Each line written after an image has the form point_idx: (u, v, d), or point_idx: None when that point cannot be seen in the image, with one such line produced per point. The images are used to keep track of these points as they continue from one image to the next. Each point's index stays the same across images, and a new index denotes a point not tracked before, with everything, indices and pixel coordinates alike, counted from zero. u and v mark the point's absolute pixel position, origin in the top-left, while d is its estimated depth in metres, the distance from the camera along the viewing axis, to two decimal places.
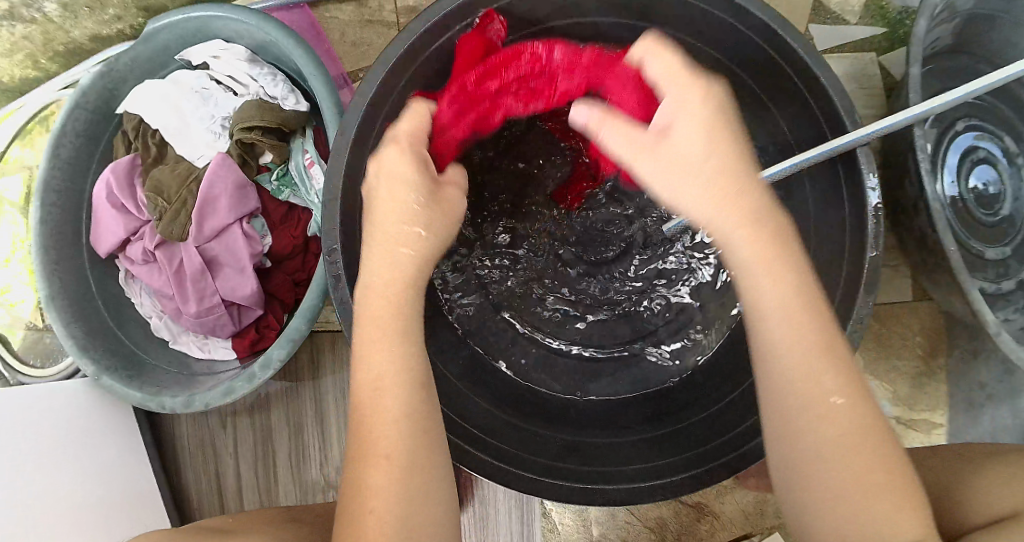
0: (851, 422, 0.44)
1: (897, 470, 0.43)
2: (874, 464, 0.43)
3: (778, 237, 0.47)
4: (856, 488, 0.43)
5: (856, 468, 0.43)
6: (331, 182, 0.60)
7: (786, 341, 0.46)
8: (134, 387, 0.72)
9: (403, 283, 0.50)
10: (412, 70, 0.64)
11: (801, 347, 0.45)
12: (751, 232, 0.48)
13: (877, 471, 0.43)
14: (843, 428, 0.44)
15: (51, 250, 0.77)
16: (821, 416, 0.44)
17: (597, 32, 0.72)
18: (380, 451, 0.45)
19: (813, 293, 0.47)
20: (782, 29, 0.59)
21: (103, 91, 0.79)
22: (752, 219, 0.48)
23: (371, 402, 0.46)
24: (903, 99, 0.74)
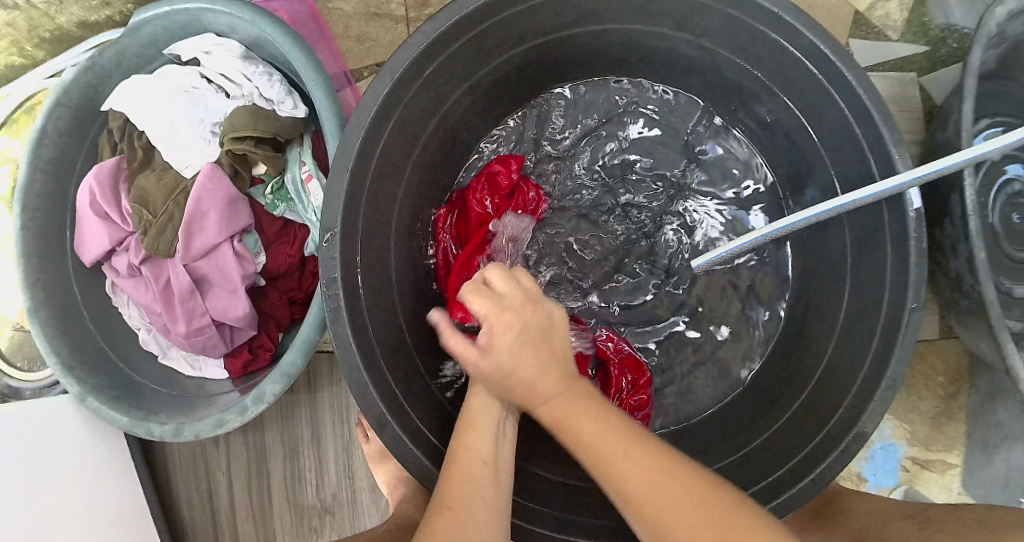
0: (594, 426, 0.44)
1: (677, 469, 0.41)
2: (684, 489, 0.40)
3: (581, 390, 0.47)
4: (678, 505, 0.39)
5: (681, 508, 0.39)
6: (332, 206, 0.55)
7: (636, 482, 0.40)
8: (121, 411, 0.69)
9: (489, 386, 0.52)
10: (422, 80, 0.59)
11: (586, 424, 0.44)
12: (552, 383, 0.47)
13: (706, 510, 0.39)
14: (640, 488, 0.40)
15: (33, 258, 0.72)
16: (654, 496, 0.40)
17: (628, 39, 0.67)
18: (449, 500, 0.43)
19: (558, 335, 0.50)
20: (834, 53, 0.54)
21: (87, 87, 0.73)
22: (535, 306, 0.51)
23: (461, 468, 0.46)
24: (946, 128, 0.69)
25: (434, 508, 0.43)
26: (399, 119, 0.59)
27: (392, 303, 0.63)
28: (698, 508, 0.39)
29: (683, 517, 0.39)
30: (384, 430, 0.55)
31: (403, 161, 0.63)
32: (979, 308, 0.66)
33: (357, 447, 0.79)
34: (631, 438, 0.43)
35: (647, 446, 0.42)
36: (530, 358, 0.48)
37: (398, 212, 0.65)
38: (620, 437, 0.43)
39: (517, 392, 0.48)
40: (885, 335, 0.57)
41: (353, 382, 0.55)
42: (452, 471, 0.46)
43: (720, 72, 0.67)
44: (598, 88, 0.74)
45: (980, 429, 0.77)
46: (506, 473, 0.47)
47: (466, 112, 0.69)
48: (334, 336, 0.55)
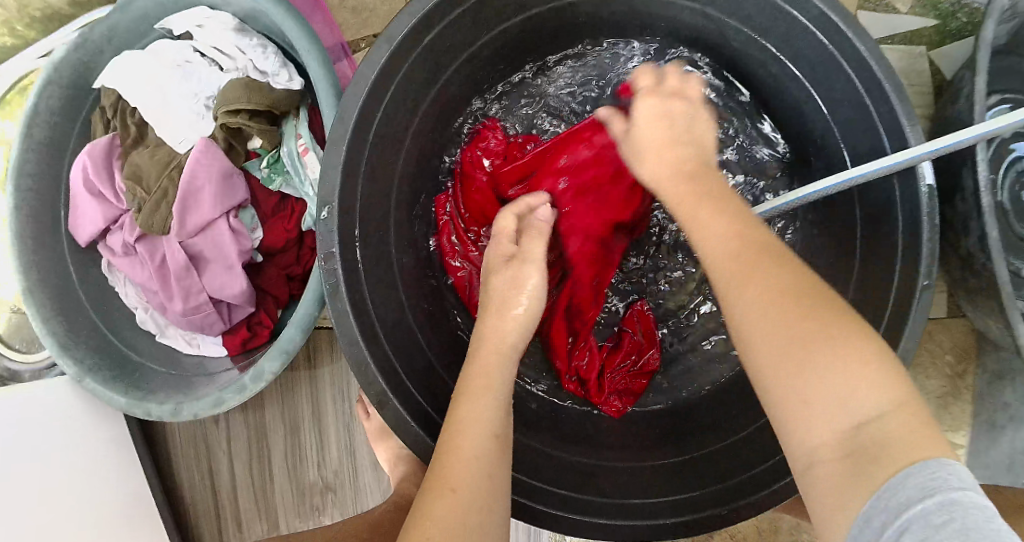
0: (729, 247, 0.44)
1: (825, 308, 0.40)
2: (796, 301, 0.40)
3: (716, 195, 0.49)
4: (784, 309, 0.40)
5: (814, 347, 0.38)
6: (329, 179, 0.54)
7: (752, 307, 0.41)
8: (119, 391, 0.68)
9: (510, 346, 0.52)
10: (420, 50, 0.57)
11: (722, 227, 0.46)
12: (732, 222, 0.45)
13: (828, 340, 0.39)
14: (750, 292, 0.41)
15: (28, 238, 0.71)
16: (787, 326, 0.39)
17: (631, 8, 0.65)
18: (450, 480, 0.43)
19: (709, 178, 0.51)
20: (844, 19, 0.52)
21: (79, 64, 0.72)
22: (701, 194, 0.50)
23: (463, 439, 0.45)
24: (957, 101, 0.68)
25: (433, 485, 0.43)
26: (397, 90, 0.58)
27: (392, 279, 0.62)
28: (845, 351, 0.38)
29: (802, 346, 0.39)
30: (385, 408, 0.55)
31: (401, 135, 0.61)
32: (988, 284, 0.65)
33: (359, 428, 0.79)
34: (775, 275, 0.41)
35: (803, 285, 0.41)
36: (707, 208, 0.48)
37: (397, 187, 0.63)
38: (755, 247, 0.43)
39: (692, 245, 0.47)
40: (895, 310, 0.56)
41: (353, 358, 0.54)
42: (453, 444, 0.45)
43: (726, 43, 0.66)
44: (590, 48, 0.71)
45: (987, 408, 0.77)
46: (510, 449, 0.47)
47: (466, 85, 0.67)
48: (333, 312, 0.54)
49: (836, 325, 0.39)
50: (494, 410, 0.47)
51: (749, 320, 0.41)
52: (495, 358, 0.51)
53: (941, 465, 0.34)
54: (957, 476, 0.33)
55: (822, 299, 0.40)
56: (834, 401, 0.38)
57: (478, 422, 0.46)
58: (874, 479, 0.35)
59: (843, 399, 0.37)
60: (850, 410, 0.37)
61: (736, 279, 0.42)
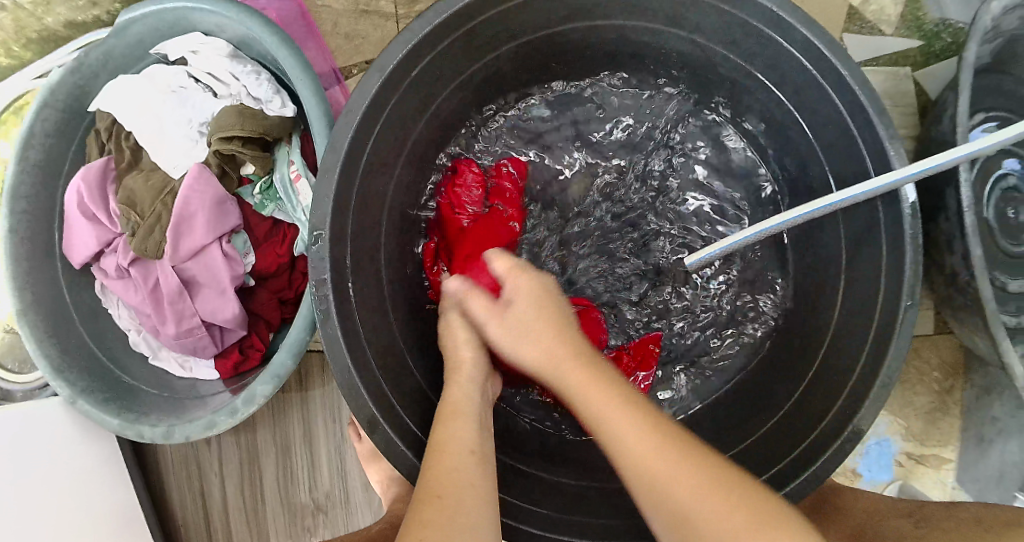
0: (616, 393, 0.46)
1: (682, 441, 0.42)
2: (672, 441, 0.42)
3: (575, 339, 0.53)
4: (659, 450, 0.42)
5: (698, 483, 0.40)
6: (321, 206, 0.55)
7: (636, 442, 0.42)
8: (112, 414, 0.68)
9: (469, 378, 0.55)
10: (411, 78, 0.58)
11: (571, 372, 0.49)
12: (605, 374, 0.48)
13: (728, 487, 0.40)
14: (634, 443, 0.42)
15: (22, 261, 0.72)
16: (657, 462, 0.41)
17: (620, 33, 0.66)
18: (435, 491, 0.44)
19: (572, 325, 0.54)
20: (827, 49, 0.54)
21: (74, 88, 0.73)
22: (555, 302, 0.56)
23: (446, 460, 0.46)
24: (941, 122, 0.69)
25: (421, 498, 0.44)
26: (388, 117, 0.59)
27: (384, 303, 0.63)
28: (712, 474, 0.40)
29: (675, 480, 0.40)
30: (376, 432, 0.55)
31: (393, 160, 0.62)
32: (973, 304, 0.66)
33: (351, 447, 0.79)
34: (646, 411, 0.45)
35: (663, 425, 0.44)
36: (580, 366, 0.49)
37: (389, 212, 0.64)
38: (655, 421, 0.44)
39: (541, 365, 0.52)
40: (879, 332, 0.57)
41: (344, 383, 0.54)
42: (436, 463, 0.46)
43: (713, 68, 0.67)
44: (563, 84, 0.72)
45: (974, 424, 0.77)
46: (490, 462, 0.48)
47: (458, 109, 0.68)
48: (324, 337, 0.55)
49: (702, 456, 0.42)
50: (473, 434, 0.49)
51: (633, 463, 0.42)
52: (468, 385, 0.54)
53: None
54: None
55: (684, 440, 0.43)
56: (709, 523, 0.38)
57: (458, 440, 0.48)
58: None
59: (713, 521, 0.38)
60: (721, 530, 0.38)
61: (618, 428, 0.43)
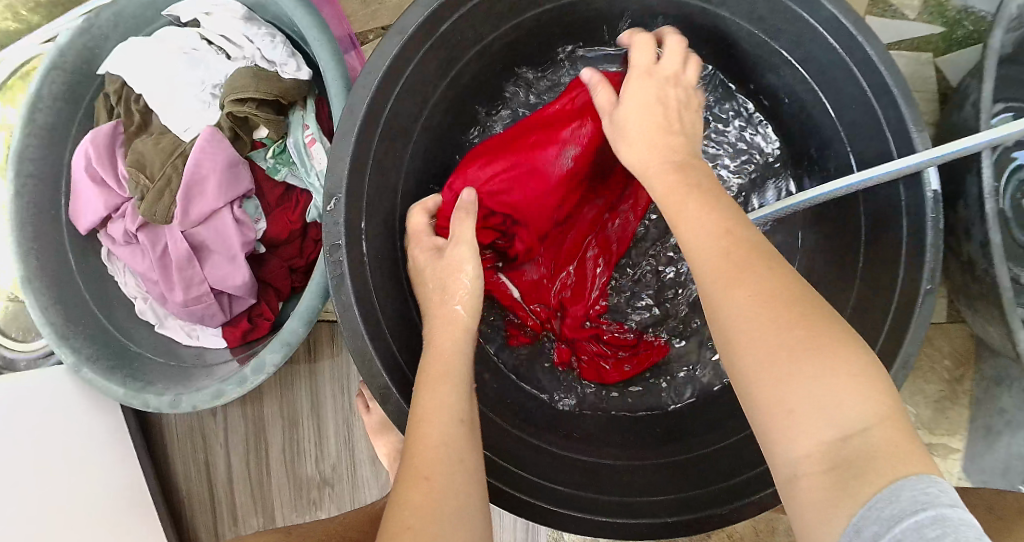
0: (720, 246, 0.39)
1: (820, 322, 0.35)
2: (781, 308, 0.36)
3: (707, 187, 0.45)
4: (762, 310, 0.36)
5: (798, 341, 0.35)
6: (337, 170, 0.54)
7: (746, 319, 0.36)
8: (117, 382, 0.67)
9: (463, 330, 0.52)
10: (431, 44, 0.57)
11: (711, 228, 0.41)
12: (705, 219, 0.42)
13: (821, 346, 0.34)
14: (739, 303, 0.37)
15: (28, 224, 0.70)
16: (757, 339, 0.36)
17: (642, 6, 0.65)
18: (423, 470, 0.41)
19: (700, 167, 0.48)
20: (857, 23, 0.52)
21: (83, 49, 0.71)
22: (661, 72, 0.55)
23: (433, 432, 0.43)
24: (962, 107, 0.68)
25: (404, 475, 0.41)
26: (407, 83, 0.57)
27: (397, 273, 0.62)
28: (845, 381, 0.33)
29: (789, 363, 0.34)
30: (388, 402, 0.54)
31: (409, 128, 0.61)
32: (990, 290, 0.65)
33: (358, 422, 0.78)
34: (755, 273, 0.37)
35: (772, 282, 0.37)
36: (695, 206, 0.43)
37: (403, 181, 0.63)
38: (745, 241, 0.39)
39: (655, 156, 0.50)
40: (899, 314, 0.56)
41: (357, 350, 0.54)
42: (421, 437, 0.43)
43: (736, 44, 0.66)
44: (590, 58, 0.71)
45: (984, 414, 0.77)
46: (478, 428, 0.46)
47: (475, 80, 0.67)
48: (337, 305, 0.54)
49: (818, 325, 0.35)
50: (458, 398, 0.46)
51: (734, 325, 0.37)
52: (454, 342, 0.51)
53: (929, 480, 0.31)
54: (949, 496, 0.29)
55: (805, 297, 0.37)
56: (815, 403, 0.33)
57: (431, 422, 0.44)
58: (860, 495, 0.31)
59: (823, 402, 0.33)
60: (834, 416, 0.33)
61: (721, 283, 0.38)
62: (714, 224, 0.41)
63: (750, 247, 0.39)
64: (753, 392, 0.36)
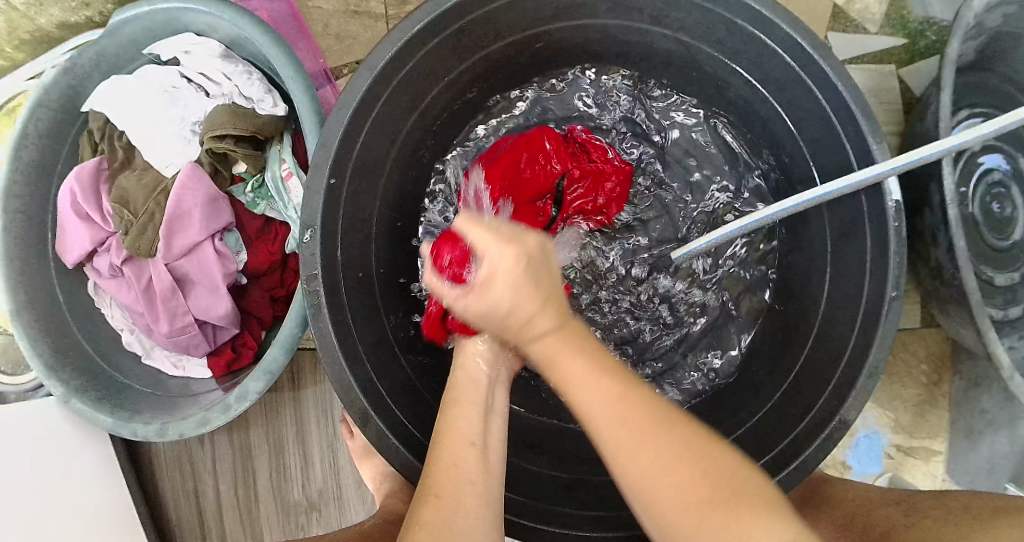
0: (618, 407, 0.41)
1: (628, 402, 0.41)
2: (706, 493, 0.38)
3: (598, 351, 0.44)
4: (586, 393, 0.42)
5: (633, 442, 0.40)
6: (312, 203, 0.55)
7: (675, 483, 0.38)
8: (105, 412, 0.69)
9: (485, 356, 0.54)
10: (400, 78, 0.59)
11: (544, 348, 0.45)
12: (598, 386, 0.42)
13: (720, 490, 0.38)
14: (595, 405, 0.41)
15: (15, 260, 0.72)
16: (665, 489, 0.39)
17: (607, 33, 0.67)
18: (435, 488, 0.44)
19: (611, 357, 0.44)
20: (809, 45, 0.54)
21: (67, 88, 0.73)
22: (526, 257, 0.46)
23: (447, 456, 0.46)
24: (925, 118, 0.70)
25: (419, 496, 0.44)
26: (378, 116, 0.59)
27: (375, 299, 0.63)
28: (690, 473, 0.39)
29: None
30: (368, 426, 0.55)
31: (382, 158, 0.63)
32: (959, 295, 0.66)
33: (344, 445, 0.79)
34: (669, 448, 0.39)
35: (639, 419, 0.40)
36: (582, 367, 0.43)
37: (379, 210, 0.65)
38: (641, 405, 0.41)
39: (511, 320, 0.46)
40: (866, 323, 0.57)
41: (335, 377, 0.55)
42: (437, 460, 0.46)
43: (699, 66, 0.68)
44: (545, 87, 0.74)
45: (963, 416, 0.78)
46: (496, 457, 0.47)
47: (447, 108, 0.69)
48: (315, 333, 0.55)
49: (744, 506, 0.38)
50: (478, 425, 0.48)
51: (665, 505, 0.38)
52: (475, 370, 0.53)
53: None
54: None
55: (698, 448, 0.40)
56: None
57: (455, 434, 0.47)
58: None
59: None
60: None
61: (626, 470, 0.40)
62: (619, 403, 0.41)
63: (644, 403, 0.41)
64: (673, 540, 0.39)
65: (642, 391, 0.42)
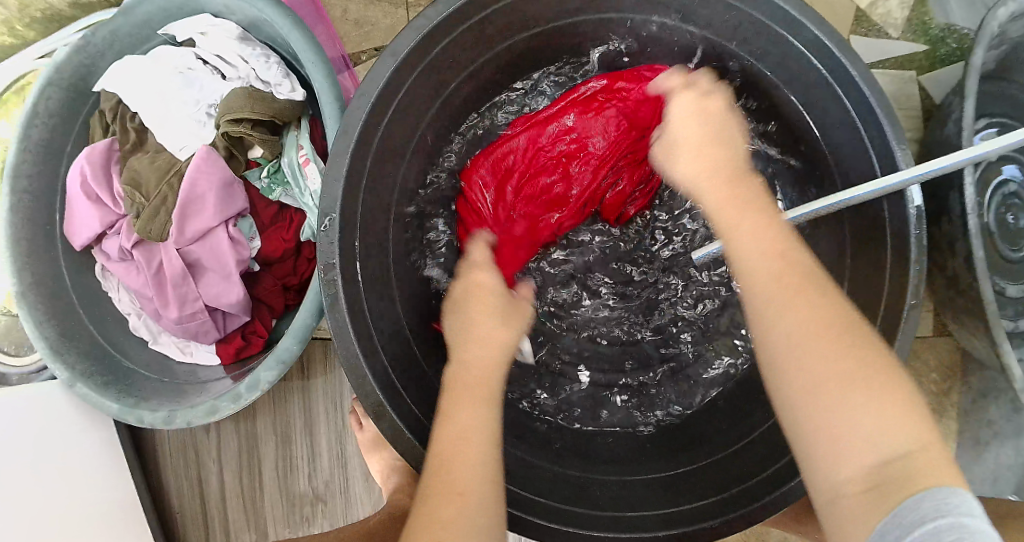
0: (770, 260, 0.48)
1: (837, 314, 0.45)
2: (846, 345, 0.43)
3: (755, 202, 0.54)
4: (787, 301, 0.46)
5: (824, 351, 0.43)
6: (331, 191, 0.54)
7: (814, 367, 0.43)
8: (111, 398, 0.68)
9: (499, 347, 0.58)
10: (423, 67, 0.58)
11: (716, 194, 0.56)
12: (758, 230, 0.51)
13: (862, 370, 0.42)
14: (807, 306, 0.45)
15: (22, 241, 0.71)
16: (834, 367, 0.43)
17: (631, 29, 0.66)
18: (456, 486, 0.46)
19: (750, 184, 0.56)
20: (838, 47, 0.54)
21: (79, 67, 0.72)
22: (726, 144, 0.59)
23: (454, 443, 0.48)
24: (946, 125, 0.69)
25: (431, 494, 0.45)
26: (399, 105, 0.58)
27: (390, 290, 0.63)
28: (865, 375, 0.42)
29: (839, 390, 0.42)
30: (382, 419, 0.55)
31: (401, 148, 0.62)
32: (974, 304, 0.66)
33: (351, 437, 0.79)
34: (812, 299, 0.46)
35: (837, 314, 0.45)
36: (750, 222, 0.52)
37: (396, 200, 0.64)
38: (794, 266, 0.48)
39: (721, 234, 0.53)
40: (884, 329, 0.57)
41: (350, 368, 0.54)
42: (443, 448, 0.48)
43: (722, 65, 0.67)
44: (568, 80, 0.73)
45: (971, 426, 0.78)
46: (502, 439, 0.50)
47: (467, 100, 0.68)
48: (331, 323, 0.54)
49: (878, 365, 0.42)
50: (485, 412, 0.51)
51: (796, 364, 0.44)
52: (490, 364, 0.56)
53: (953, 493, 0.36)
54: (962, 502, 0.35)
55: (860, 339, 0.44)
56: (869, 429, 0.40)
57: (464, 444, 0.48)
58: (894, 498, 0.37)
59: (874, 431, 0.40)
60: (878, 442, 0.39)
61: (782, 298, 0.46)
62: (769, 240, 0.50)
63: (792, 257, 0.48)
64: (807, 408, 0.43)
65: (787, 233, 0.51)
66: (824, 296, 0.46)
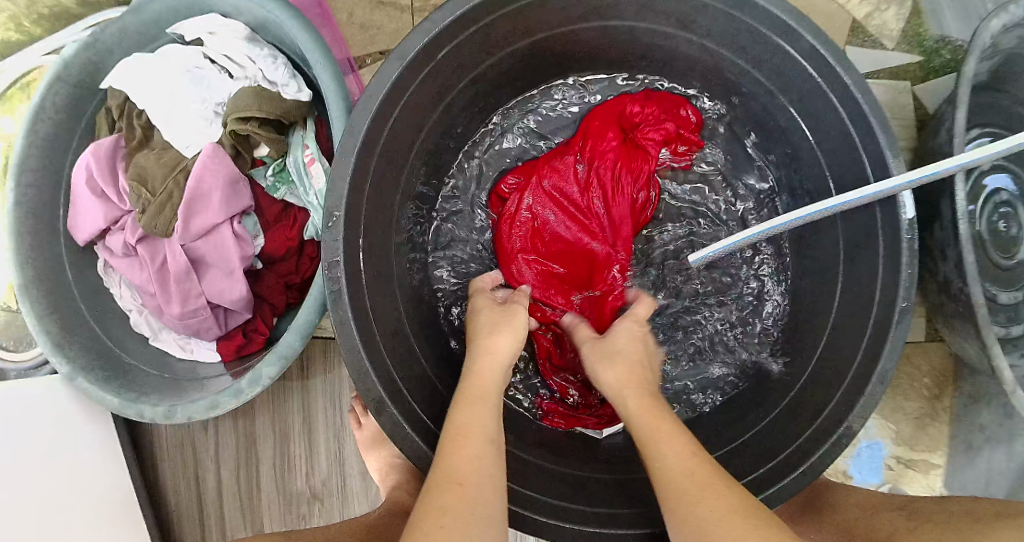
0: (687, 467, 0.45)
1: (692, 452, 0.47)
2: (750, 517, 0.41)
3: (659, 412, 0.51)
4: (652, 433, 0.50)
5: (685, 473, 0.45)
6: (336, 189, 0.55)
7: (732, 533, 0.40)
8: (111, 392, 0.68)
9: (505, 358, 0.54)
10: (429, 69, 0.59)
11: (637, 400, 0.53)
12: (675, 436, 0.48)
13: (768, 520, 0.42)
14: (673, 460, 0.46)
15: (25, 235, 0.71)
16: (738, 531, 0.40)
17: (632, 36, 0.68)
18: (456, 477, 0.43)
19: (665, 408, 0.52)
20: (833, 56, 0.55)
21: (87, 64, 0.72)
22: (626, 350, 0.58)
23: (465, 458, 0.45)
24: (938, 134, 0.71)
25: (432, 484, 0.43)
26: (405, 106, 0.59)
27: (392, 288, 0.63)
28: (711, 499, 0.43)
29: None
30: (382, 414, 0.55)
31: (406, 148, 0.63)
32: (965, 309, 0.67)
33: (349, 436, 0.79)
34: (725, 496, 0.43)
35: (744, 509, 0.42)
36: (666, 435, 0.48)
37: (400, 200, 0.65)
38: (702, 459, 0.46)
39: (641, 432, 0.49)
40: (876, 331, 0.58)
41: (353, 363, 0.55)
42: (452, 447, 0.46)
43: (721, 72, 0.68)
44: (569, 86, 0.75)
45: (962, 430, 0.79)
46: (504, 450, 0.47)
47: (471, 102, 0.69)
48: (334, 318, 0.55)
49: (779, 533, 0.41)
50: (491, 423, 0.48)
51: None
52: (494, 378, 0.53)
53: None
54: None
55: (748, 505, 0.42)
56: None
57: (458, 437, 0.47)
58: None
59: None
60: None
61: (688, 501, 0.43)
62: (687, 451, 0.47)
63: (705, 470, 0.45)
64: None
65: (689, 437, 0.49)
66: (728, 487, 0.44)
